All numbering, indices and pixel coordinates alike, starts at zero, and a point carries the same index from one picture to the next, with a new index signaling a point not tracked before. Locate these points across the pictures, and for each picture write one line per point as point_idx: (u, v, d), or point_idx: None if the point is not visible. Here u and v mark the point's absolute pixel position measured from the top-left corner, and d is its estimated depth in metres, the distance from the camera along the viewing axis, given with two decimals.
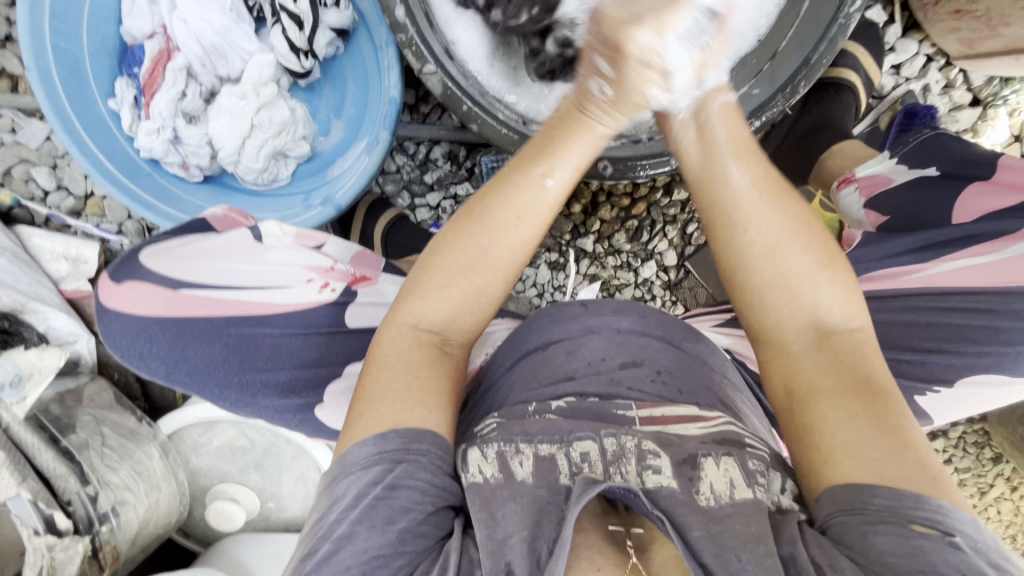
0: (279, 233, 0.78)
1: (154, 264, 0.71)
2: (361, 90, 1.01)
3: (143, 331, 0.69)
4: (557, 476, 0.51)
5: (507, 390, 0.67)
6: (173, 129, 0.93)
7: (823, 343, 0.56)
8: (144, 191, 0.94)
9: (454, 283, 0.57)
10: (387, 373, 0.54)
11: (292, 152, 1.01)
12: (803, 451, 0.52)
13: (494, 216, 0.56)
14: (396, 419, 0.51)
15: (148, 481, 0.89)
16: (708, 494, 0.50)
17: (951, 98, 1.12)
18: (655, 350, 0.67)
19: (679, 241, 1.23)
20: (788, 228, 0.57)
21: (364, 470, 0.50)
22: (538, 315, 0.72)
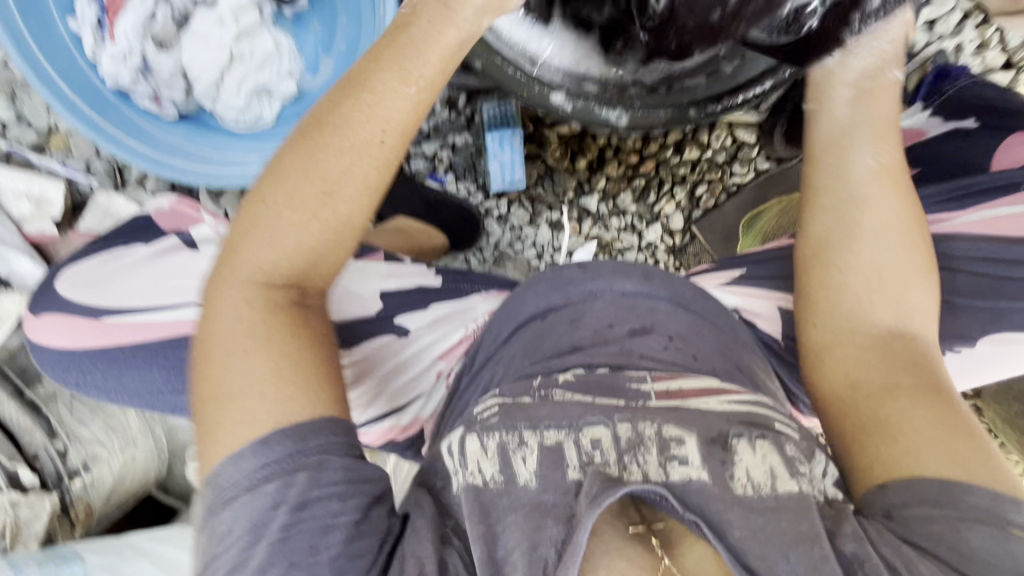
0: (215, 236, 0.72)
1: (76, 295, 0.67)
2: (354, 22, 0.92)
3: (75, 365, 0.67)
4: (564, 470, 0.48)
5: (507, 364, 0.62)
6: (141, 56, 0.84)
7: (898, 345, 0.58)
8: (112, 126, 0.85)
9: (286, 215, 0.49)
10: (227, 350, 0.48)
11: (276, 90, 0.92)
12: (866, 438, 0.53)
13: (353, 134, 0.49)
14: (269, 418, 0.46)
15: (122, 436, 0.83)
16: (744, 481, 0.48)
17: (983, 60, 1.05)
18: (664, 313, 0.63)
19: (687, 203, 1.17)
20: (896, 222, 0.61)
21: (251, 493, 0.45)
22: (533, 279, 0.67)
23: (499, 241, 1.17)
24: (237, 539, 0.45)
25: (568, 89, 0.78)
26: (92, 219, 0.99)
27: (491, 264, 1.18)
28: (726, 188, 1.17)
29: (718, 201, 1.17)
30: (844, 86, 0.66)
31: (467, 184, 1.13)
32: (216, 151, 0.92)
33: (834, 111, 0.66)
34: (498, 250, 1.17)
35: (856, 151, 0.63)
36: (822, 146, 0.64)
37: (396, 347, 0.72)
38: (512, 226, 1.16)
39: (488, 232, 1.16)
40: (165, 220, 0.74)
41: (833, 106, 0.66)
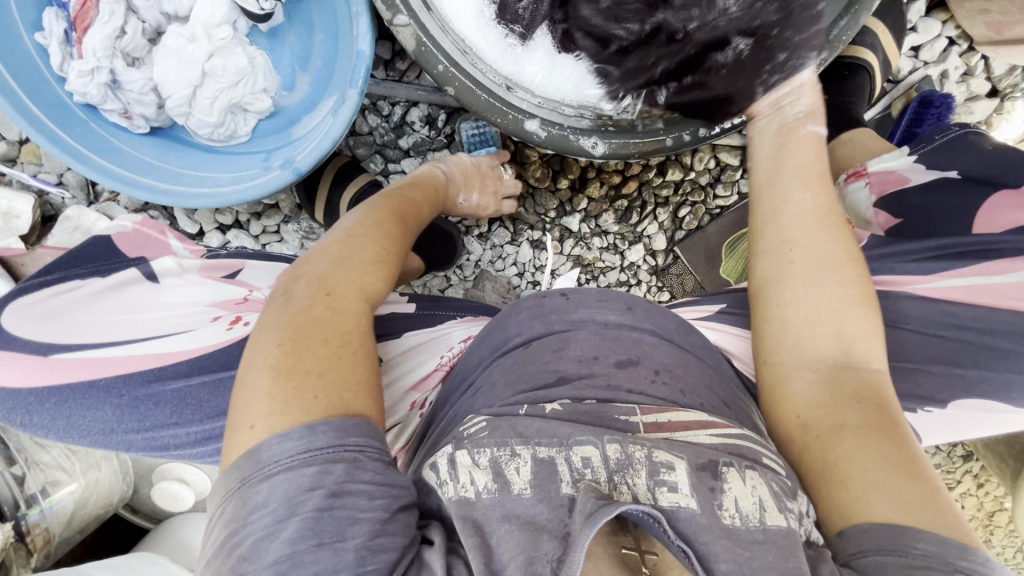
0: (178, 269, 0.71)
1: (26, 329, 0.62)
2: (331, 39, 0.90)
3: (19, 404, 0.59)
4: (558, 484, 0.44)
5: (485, 396, 0.58)
6: (110, 71, 0.82)
7: (845, 381, 0.54)
8: (79, 142, 0.83)
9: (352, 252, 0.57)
10: (295, 344, 0.47)
11: (251, 106, 0.91)
12: (824, 486, 0.48)
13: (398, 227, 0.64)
14: (315, 408, 0.44)
15: (85, 459, 0.83)
16: (732, 512, 0.43)
17: (968, 87, 1.05)
18: (649, 346, 0.60)
19: (670, 224, 1.17)
20: (836, 254, 0.58)
21: (291, 472, 0.41)
22: (514, 307, 0.65)
23: (480, 259, 1.16)
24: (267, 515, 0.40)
25: (542, 116, 0.77)
26: (62, 234, 0.97)
27: (471, 283, 1.18)
28: (708, 210, 1.16)
29: (700, 222, 1.17)
30: (767, 135, 0.67)
31: None
32: (187, 168, 0.91)
33: (758, 158, 0.67)
34: (479, 267, 1.17)
35: (783, 190, 0.62)
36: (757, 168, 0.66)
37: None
38: (493, 244, 1.16)
39: (469, 250, 1.16)
40: (128, 243, 0.73)
41: (758, 152, 0.67)
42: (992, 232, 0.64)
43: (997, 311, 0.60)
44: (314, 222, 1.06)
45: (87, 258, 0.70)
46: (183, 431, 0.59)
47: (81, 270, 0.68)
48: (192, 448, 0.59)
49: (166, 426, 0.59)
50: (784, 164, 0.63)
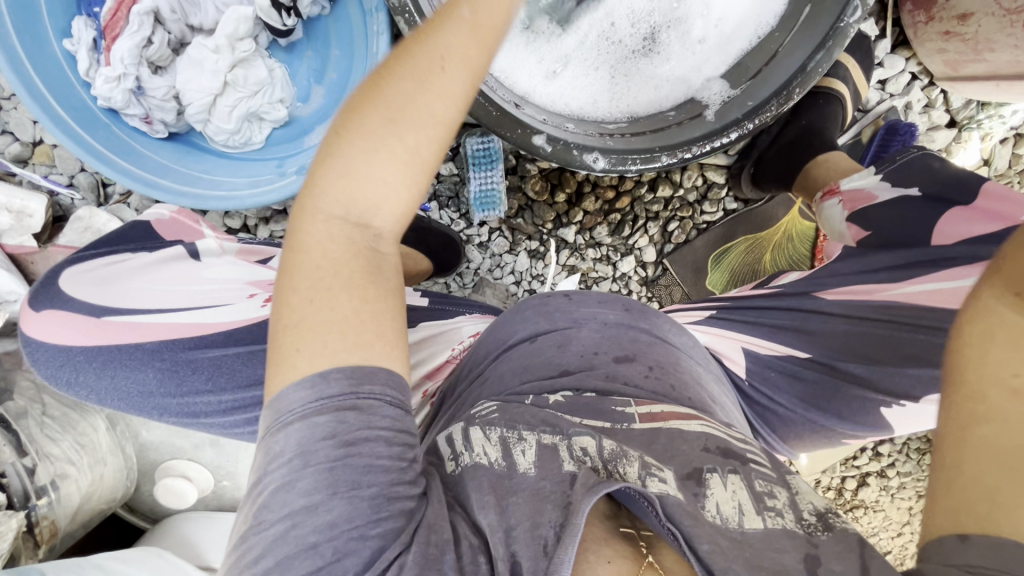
0: (219, 250, 0.77)
1: (76, 292, 0.69)
2: (345, 55, 0.96)
3: (68, 361, 0.67)
4: (561, 463, 0.49)
5: (497, 383, 0.65)
6: (135, 79, 0.86)
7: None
8: (101, 144, 0.86)
9: (363, 153, 0.47)
10: (310, 299, 0.47)
11: (267, 115, 0.95)
12: (981, 473, 0.37)
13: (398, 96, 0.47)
14: (337, 356, 0.46)
15: (93, 454, 0.84)
16: (714, 513, 0.46)
17: (930, 117, 1.16)
18: (645, 344, 0.66)
19: (660, 238, 1.23)
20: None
21: (306, 420, 0.45)
22: (520, 305, 0.71)
23: (479, 267, 1.21)
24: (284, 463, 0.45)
25: (549, 132, 0.82)
26: (72, 234, 0.99)
27: (471, 290, 1.22)
28: (696, 225, 1.23)
29: (689, 236, 1.24)
30: None
31: (450, 212, 1.16)
32: (204, 173, 0.94)
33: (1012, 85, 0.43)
34: (478, 275, 1.21)
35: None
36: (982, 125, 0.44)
37: None
38: (492, 253, 1.20)
39: (469, 258, 1.20)
40: (166, 229, 0.77)
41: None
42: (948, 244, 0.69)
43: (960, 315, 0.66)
44: None
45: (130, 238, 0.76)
46: (217, 398, 0.67)
47: (128, 246, 0.74)
48: (223, 415, 0.67)
49: (201, 393, 0.67)
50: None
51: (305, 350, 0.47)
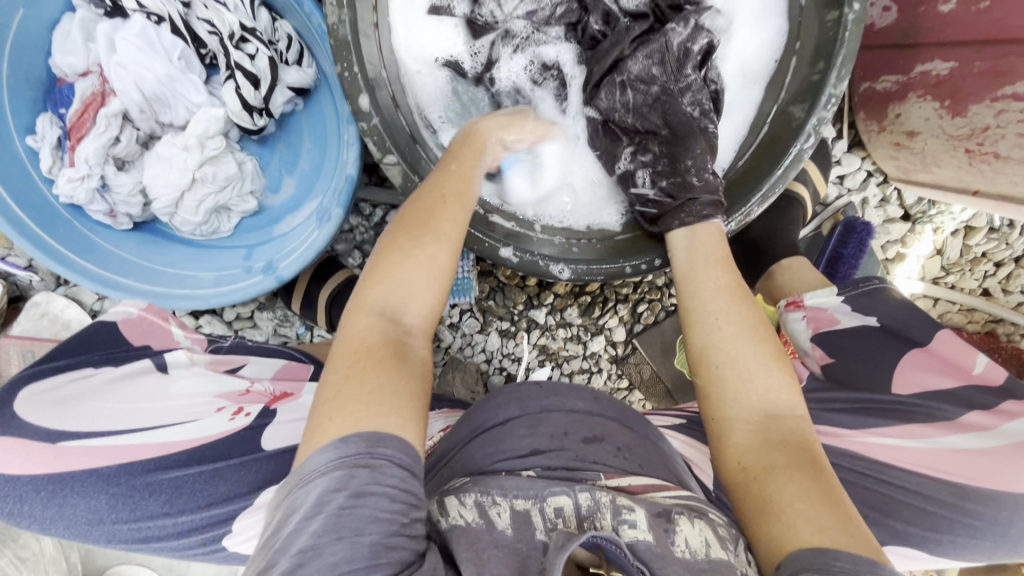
0: (188, 360, 0.71)
1: (33, 415, 0.59)
2: (318, 150, 0.96)
3: (15, 492, 0.56)
4: (534, 531, 0.50)
5: (468, 462, 0.66)
6: (100, 178, 0.85)
7: (777, 430, 0.57)
8: (60, 242, 0.84)
9: (407, 265, 0.57)
10: (338, 392, 0.50)
11: (236, 208, 0.95)
12: (762, 519, 0.52)
13: (433, 216, 0.60)
14: (356, 423, 0.48)
15: (34, 567, 0.80)
16: (683, 547, 0.49)
17: (885, 211, 1.21)
18: (613, 428, 0.69)
19: (629, 318, 1.25)
20: (746, 319, 0.63)
21: (324, 477, 0.46)
22: (492, 396, 0.74)
23: (450, 346, 1.22)
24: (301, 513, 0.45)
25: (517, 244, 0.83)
26: (28, 321, 0.96)
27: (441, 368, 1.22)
28: (665, 306, 1.26)
29: (657, 317, 1.26)
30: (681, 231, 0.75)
31: None
32: (168, 266, 0.93)
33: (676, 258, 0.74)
34: (449, 353, 1.22)
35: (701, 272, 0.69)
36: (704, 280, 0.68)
37: None
38: (464, 333, 1.21)
39: (441, 337, 1.21)
40: (132, 330, 0.73)
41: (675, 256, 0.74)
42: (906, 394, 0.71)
43: (915, 473, 0.65)
44: (289, 310, 1.09)
45: (94, 345, 0.70)
46: (173, 522, 0.58)
47: (92, 356, 0.68)
48: (178, 539, 0.58)
49: (154, 517, 0.57)
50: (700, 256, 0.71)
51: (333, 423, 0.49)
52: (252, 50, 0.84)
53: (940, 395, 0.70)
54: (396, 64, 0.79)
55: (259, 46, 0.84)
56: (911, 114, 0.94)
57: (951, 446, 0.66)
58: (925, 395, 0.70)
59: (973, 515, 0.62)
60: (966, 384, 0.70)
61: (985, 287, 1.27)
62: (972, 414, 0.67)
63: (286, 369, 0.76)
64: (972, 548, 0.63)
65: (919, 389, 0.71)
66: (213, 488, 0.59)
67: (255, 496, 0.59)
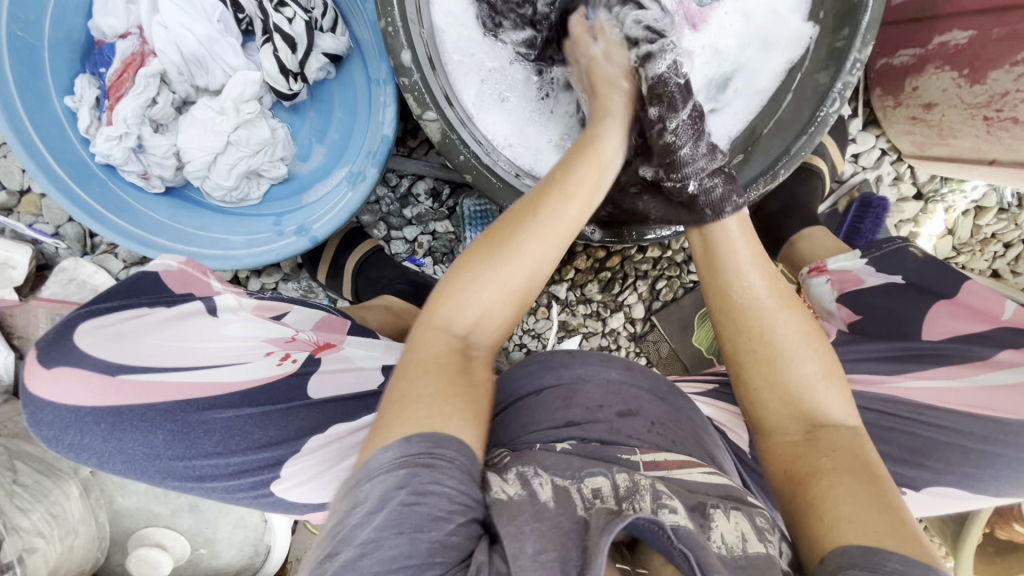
0: (237, 305, 0.70)
1: (90, 347, 0.58)
2: (348, 118, 0.98)
3: (74, 423, 0.55)
4: (573, 506, 0.47)
5: (504, 436, 0.63)
6: (137, 137, 0.86)
7: (823, 439, 0.56)
8: (97, 202, 0.85)
9: (482, 281, 0.58)
10: (415, 376, 0.53)
11: (267, 173, 0.96)
12: (805, 521, 0.50)
13: (515, 234, 0.59)
14: (419, 423, 0.48)
15: (64, 525, 0.79)
16: (720, 543, 0.47)
17: (899, 189, 1.24)
18: (646, 401, 0.65)
19: (648, 295, 1.27)
20: (795, 331, 0.60)
21: (387, 474, 0.46)
22: (525, 363, 0.70)
23: None
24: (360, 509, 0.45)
25: None
26: (57, 286, 0.96)
27: None
28: (683, 284, 1.27)
29: (676, 294, 1.27)
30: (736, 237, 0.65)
31: (444, 267, 1.13)
32: (199, 229, 0.93)
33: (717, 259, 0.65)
34: None
35: (739, 274, 0.64)
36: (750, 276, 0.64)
37: None
38: None
39: None
40: (174, 280, 0.69)
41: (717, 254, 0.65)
42: (937, 339, 0.73)
43: (956, 412, 0.66)
44: (314, 281, 1.11)
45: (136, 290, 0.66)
46: (226, 461, 0.58)
47: (140, 300, 0.65)
48: (228, 480, 0.58)
49: (208, 456, 0.58)
50: (719, 259, 0.65)
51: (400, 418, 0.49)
52: (290, 13, 0.85)
53: (971, 338, 0.71)
54: (430, 14, 0.79)
55: (296, 10, 0.86)
56: (929, 86, 0.97)
57: (985, 386, 0.67)
58: (958, 340, 0.71)
59: (1011, 447, 0.64)
60: (999, 328, 0.70)
61: (994, 268, 1.29)
62: (1005, 352, 0.68)
63: (326, 320, 0.77)
64: (1008, 483, 0.65)
65: (949, 334, 0.73)
66: (264, 432, 0.61)
67: (303, 439, 0.62)
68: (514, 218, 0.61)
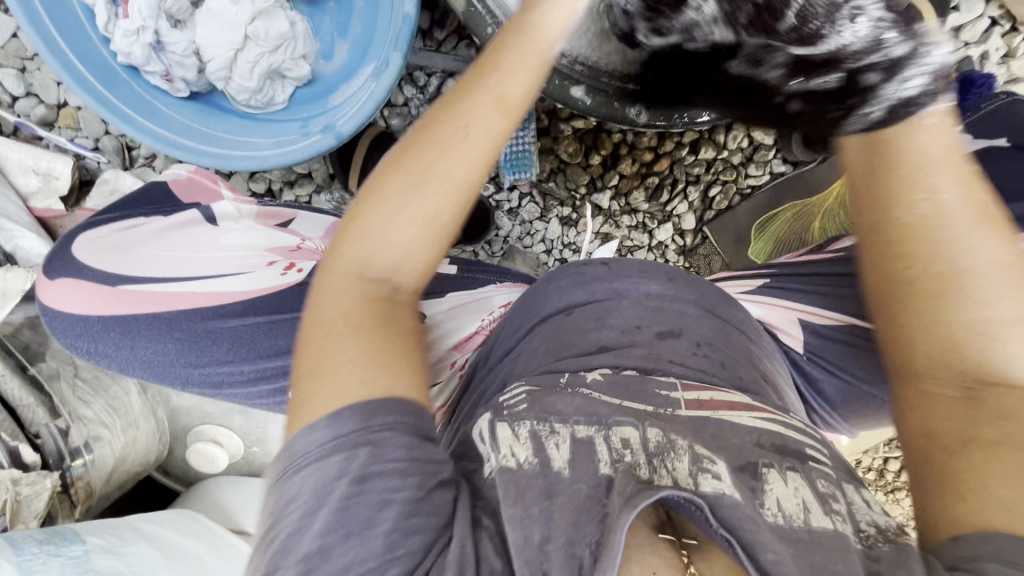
0: (236, 214, 0.72)
1: (92, 258, 0.63)
2: (370, 7, 0.91)
3: (84, 332, 0.59)
4: (595, 463, 0.43)
5: (527, 361, 0.57)
6: (155, 32, 0.83)
7: (989, 399, 0.46)
8: (122, 102, 0.83)
9: (391, 211, 0.48)
10: (326, 337, 0.45)
11: (290, 72, 0.91)
12: (943, 494, 0.42)
13: (438, 136, 0.49)
14: (344, 394, 0.42)
15: (125, 417, 0.82)
16: (775, 510, 0.42)
17: (1009, 69, 1.04)
18: (692, 317, 0.59)
19: (699, 204, 1.17)
20: (984, 260, 0.48)
21: (323, 462, 0.40)
22: (555, 274, 0.65)
23: (508, 235, 1.16)
24: (300, 505, 0.40)
25: (587, 85, 0.81)
26: (100, 197, 0.98)
27: (500, 258, 1.18)
28: (739, 190, 1.16)
29: (731, 202, 1.17)
30: (915, 134, 0.51)
31: None
32: (226, 133, 0.91)
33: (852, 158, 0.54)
34: (507, 243, 1.17)
35: (915, 187, 0.50)
36: (879, 145, 0.52)
37: None
38: (522, 220, 1.15)
39: (498, 226, 1.15)
40: (183, 190, 0.74)
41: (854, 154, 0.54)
42: None
43: None
44: (346, 191, 1.07)
45: (148, 203, 0.72)
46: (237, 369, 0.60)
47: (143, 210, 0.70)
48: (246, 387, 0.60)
49: (222, 363, 0.60)
50: (894, 172, 0.51)
51: (315, 390, 0.43)
52: None
53: None
54: None
55: None
56: None
57: None
58: None
59: None
60: None
61: None
62: None
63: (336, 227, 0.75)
64: None
65: None
66: (275, 339, 0.61)
67: None
68: (422, 130, 0.49)
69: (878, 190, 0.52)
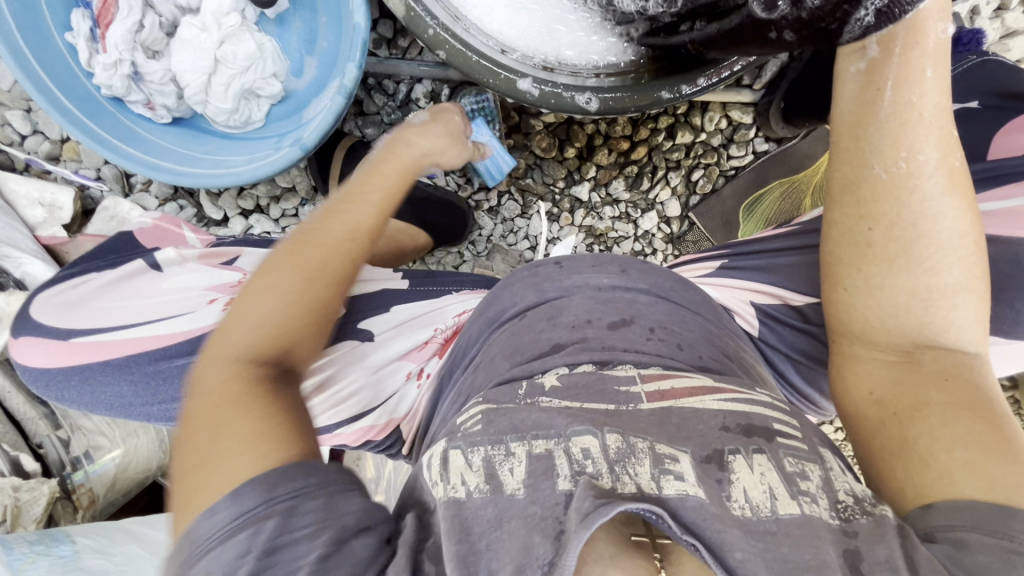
0: (179, 258, 0.73)
1: (46, 317, 0.67)
2: (333, 22, 0.93)
3: (51, 383, 0.65)
4: (554, 480, 0.38)
5: (482, 371, 0.53)
6: (132, 64, 0.88)
7: (926, 366, 0.49)
8: (107, 131, 0.89)
9: (263, 291, 0.53)
10: (214, 409, 0.44)
11: (263, 91, 0.95)
12: (894, 458, 0.45)
13: (319, 228, 0.58)
14: (229, 474, 0.40)
15: (123, 427, 0.85)
16: (742, 503, 0.38)
17: (1004, 22, 0.98)
18: (644, 304, 0.55)
19: (684, 190, 1.14)
20: (939, 221, 0.49)
21: (224, 544, 0.37)
22: (510, 279, 0.61)
23: (491, 234, 1.17)
24: None
25: (535, 75, 0.78)
26: (100, 222, 1.05)
27: (484, 258, 1.19)
28: (723, 172, 1.13)
29: (716, 185, 1.14)
30: (890, 69, 0.49)
31: (456, 177, 1.13)
32: (207, 153, 0.96)
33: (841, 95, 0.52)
34: (491, 242, 1.18)
35: (899, 142, 0.49)
36: (860, 92, 0.51)
37: (364, 351, 0.69)
38: (504, 218, 1.16)
39: (480, 225, 1.17)
40: (147, 238, 0.79)
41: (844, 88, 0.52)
42: None
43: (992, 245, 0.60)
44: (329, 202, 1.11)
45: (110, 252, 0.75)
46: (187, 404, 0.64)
47: (100, 263, 0.73)
48: None
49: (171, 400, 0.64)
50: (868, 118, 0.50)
51: (213, 463, 0.41)
52: None
53: None
54: None
55: None
56: None
57: None
58: None
59: None
60: None
61: None
62: None
63: None
64: None
65: None
66: None
67: None
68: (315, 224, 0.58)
69: (858, 137, 0.51)
